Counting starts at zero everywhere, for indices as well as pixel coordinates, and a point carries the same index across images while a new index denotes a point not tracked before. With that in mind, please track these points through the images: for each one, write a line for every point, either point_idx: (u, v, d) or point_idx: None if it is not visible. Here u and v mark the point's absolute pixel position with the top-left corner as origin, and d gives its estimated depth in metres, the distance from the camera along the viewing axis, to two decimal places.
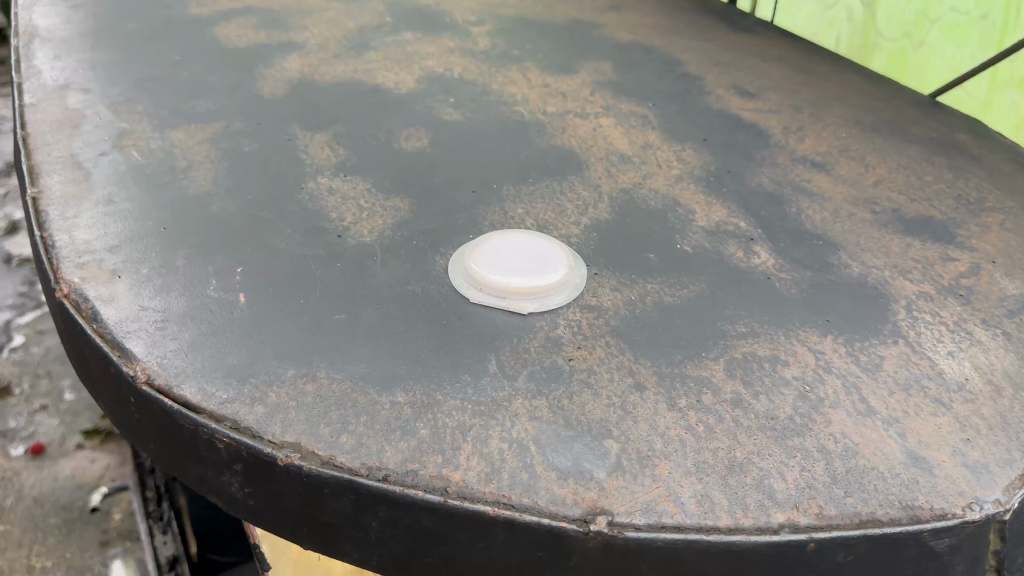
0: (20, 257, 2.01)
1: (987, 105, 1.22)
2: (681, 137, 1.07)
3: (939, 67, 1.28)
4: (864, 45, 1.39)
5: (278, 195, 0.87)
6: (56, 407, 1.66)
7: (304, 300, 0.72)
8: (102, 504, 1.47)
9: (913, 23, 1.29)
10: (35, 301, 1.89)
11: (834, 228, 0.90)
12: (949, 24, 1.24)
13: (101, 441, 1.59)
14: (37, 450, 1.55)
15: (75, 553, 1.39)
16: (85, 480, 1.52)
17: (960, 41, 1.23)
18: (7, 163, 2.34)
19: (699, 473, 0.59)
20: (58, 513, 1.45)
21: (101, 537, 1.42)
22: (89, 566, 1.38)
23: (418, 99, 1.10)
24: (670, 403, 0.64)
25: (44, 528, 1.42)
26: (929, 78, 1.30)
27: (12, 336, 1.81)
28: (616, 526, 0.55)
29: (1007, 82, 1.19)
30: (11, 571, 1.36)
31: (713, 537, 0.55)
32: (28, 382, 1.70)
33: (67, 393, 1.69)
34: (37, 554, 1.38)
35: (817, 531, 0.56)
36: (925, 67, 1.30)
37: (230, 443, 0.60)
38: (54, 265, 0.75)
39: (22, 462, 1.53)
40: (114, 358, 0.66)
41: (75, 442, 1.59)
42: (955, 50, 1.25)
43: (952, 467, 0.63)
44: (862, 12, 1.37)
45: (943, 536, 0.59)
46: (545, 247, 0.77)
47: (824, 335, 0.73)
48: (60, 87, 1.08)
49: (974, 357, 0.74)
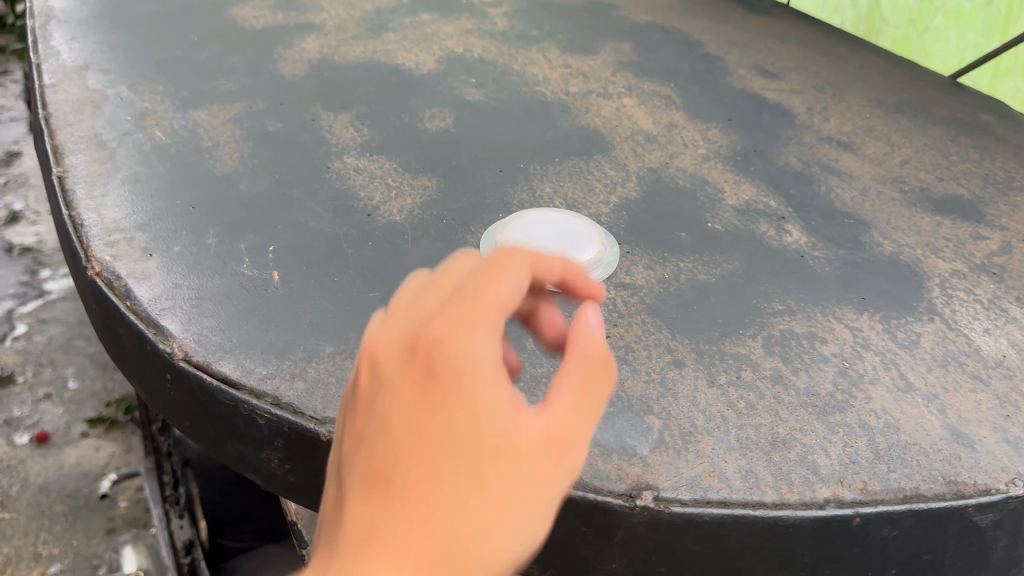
0: (21, 246, 2.00)
1: (992, 91, 1.22)
2: (705, 117, 1.06)
3: (943, 54, 1.27)
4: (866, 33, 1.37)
5: (306, 173, 0.86)
6: (60, 395, 1.66)
7: (338, 278, 0.72)
8: (111, 491, 1.47)
9: (916, 10, 1.28)
10: (37, 291, 1.88)
11: (864, 207, 0.89)
12: (954, 10, 1.23)
13: (106, 429, 1.58)
14: (42, 439, 1.55)
15: (80, 541, 1.39)
16: (91, 467, 1.52)
17: (965, 28, 1.22)
18: (13, 150, 2.33)
19: (742, 449, 0.59)
20: (64, 500, 1.45)
21: (107, 526, 1.42)
22: (96, 554, 1.38)
23: (440, 79, 1.10)
24: (710, 379, 0.64)
25: (50, 516, 1.42)
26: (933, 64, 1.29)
27: (14, 325, 1.80)
28: (662, 501, 0.54)
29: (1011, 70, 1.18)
30: (17, 558, 1.36)
31: (759, 511, 0.55)
32: (31, 370, 1.69)
33: (70, 381, 1.68)
34: (44, 542, 1.39)
35: (863, 506, 0.56)
36: (928, 54, 1.30)
37: (272, 419, 0.59)
38: (84, 243, 0.74)
39: (28, 450, 1.54)
40: (150, 335, 0.65)
41: (79, 430, 1.59)
42: (959, 37, 1.24)
43: (993, 443, 0.63)
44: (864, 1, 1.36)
45: (988, 511, 0.59)
46: (574, 223, 0.77)
47: (860, 312, 0.73)
48: (79, 68, 1.07)
49: (1010, 333, 0.73)
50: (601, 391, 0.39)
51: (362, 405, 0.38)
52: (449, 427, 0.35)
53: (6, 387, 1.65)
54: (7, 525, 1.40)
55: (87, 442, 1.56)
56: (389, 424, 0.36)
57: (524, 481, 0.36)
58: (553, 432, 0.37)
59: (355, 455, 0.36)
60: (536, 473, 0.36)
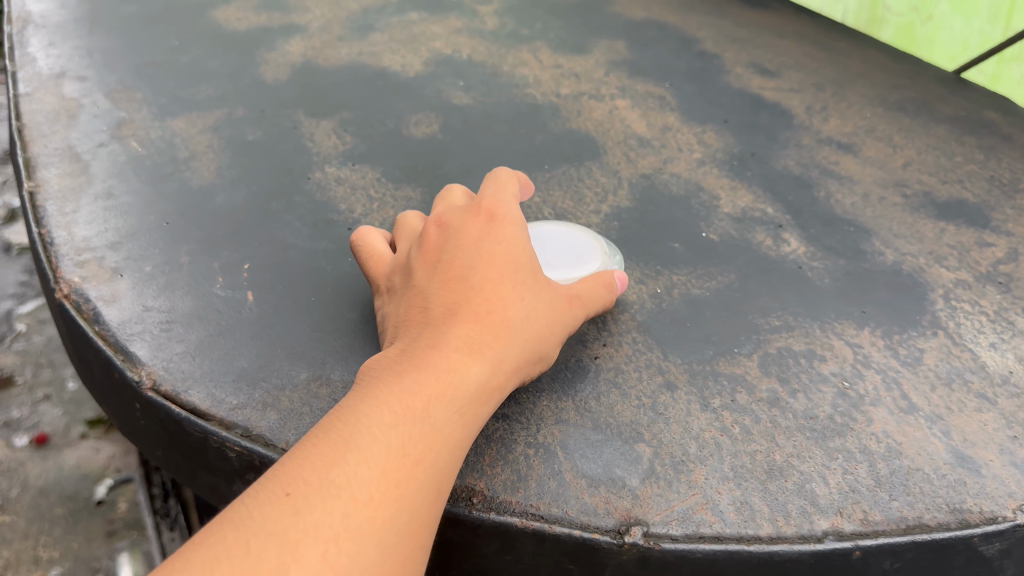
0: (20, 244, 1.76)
1: (996, 79, 1.17)
2: (701, 119, 1.03)
3: (947, 42, 1.22)
4: (869, 20, 1.32)
5: (285, 186, 0.83)
6: (60, 397, 1.46)
7: (315, 297, 0.69)
8: (108, 496, 1.29)
9: None
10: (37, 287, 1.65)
11: (865, 213, 0.86)
12: None
13: (107, 430, 1.41)
14: (43, 440, 1.34)
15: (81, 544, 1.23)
16: (91, 469, 1.34)
17: (969, 15, 1.18)
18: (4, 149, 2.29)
19: (737, 479, 0.56)
20: (64, 503, 1.27)
21: (107, 528, 1.25)
22: (96, 558, 1.22)
23: (427, 83, 1.06)
24: (703, 403, 0.61)
25: (50, 519, 1.25)
26: (936, 53, 1.25)
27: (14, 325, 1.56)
28: (652, 537, 0.52)
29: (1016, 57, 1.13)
30: (16, 564, 1.19)
31: (755, 546, 0.52)
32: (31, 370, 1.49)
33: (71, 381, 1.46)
34: (45, 544, 1.21)
35: (863, 538, 0.53)
36: (931, 42, 1.25)
37: (242, 452, 0.56)
38: (53, 263, 0.72)
39: (26, 453, 1.35)
40: (117, 362, 0.62)
41: (79, 432, 1.41)
42: (963, 24, 1.19)
43: (1000, 467, 0.60)
44: None
45: (994, 540, 0.56)
46: (573, 235, 0.70)
47: (861, 327, 0.70)
48: (56, 75, 1.04)
49: (1018, 347, 0.70)
50: (590, 303, 0.62)
51: (424, 271, 0.57)
52: (485, 299, 0.54)
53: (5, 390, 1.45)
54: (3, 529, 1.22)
55: (86, 445, 1.37)
56: (442, 285, 0.55)
57: (533, 333, 0.55)
58: (552, 301, 0.57)
59: (413, 306, 0.55)
60: (541, 330, 0.55)
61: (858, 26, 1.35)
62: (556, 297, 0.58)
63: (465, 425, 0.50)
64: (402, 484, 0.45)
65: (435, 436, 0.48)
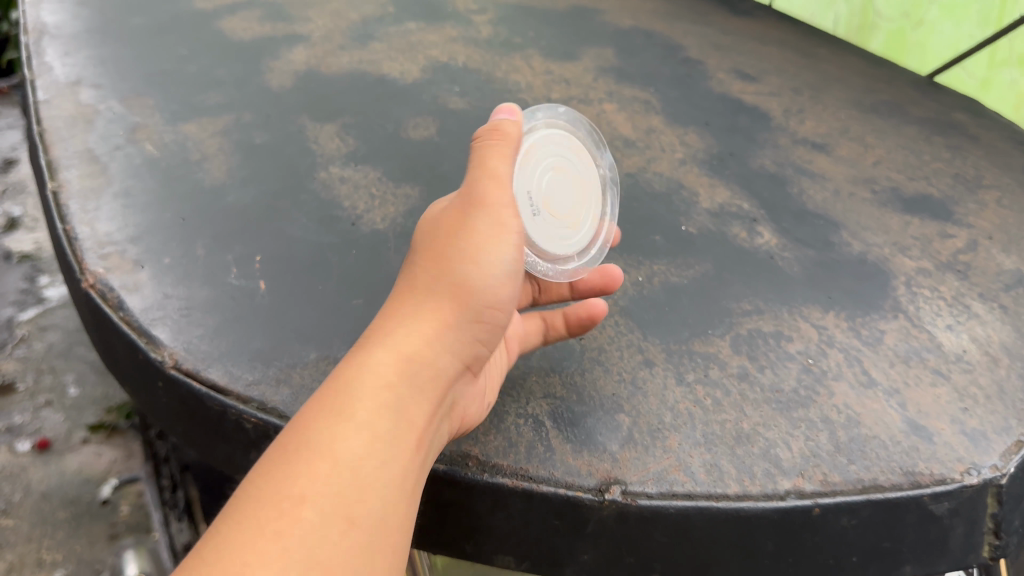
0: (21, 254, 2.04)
1: (987, 82, 1.23)
2: (684, 121, 1.09)
3: (939, 46, 1.28)
4: (863, 26, 1.39)
5: (292, 185, 0.89)
6: (60, 401, 1.69)
7: (322, 286, 0.74)
8: (113, 496, 1.50)
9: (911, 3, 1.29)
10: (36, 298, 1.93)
11: (835, 208, 0.92)
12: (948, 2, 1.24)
13: (107, 435, 1.61)
14: (42, 445, 1.56)
15: (84, 548, 1.41)
16: (92, 473, 1.54)
17: (959, 20, 1.23)
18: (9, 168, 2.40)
19: (708, 445, 0.61)
20: (67, 506, 1.47)
21: (110, 530, 1.44)
22: (101, 559, 1.40)
23: (425, 89, 1.12)
24: (679, 378, 0.67)
25: (53, 521, 1.43)
26: (928, 57, 1.31)
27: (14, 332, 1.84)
28: (629, 494, 0.57)
29: (1006, 61, 1.19)
30: (21, 565, 1.37)
31: (722, 503, 0.57)
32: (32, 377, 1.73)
33: (70, 389, 1.72)
34: (48, 547, 1.39)
35: (822, 497, 0.59)
36: (924, 47, 1.31)
37: (258, 423, 0.62)
38: (77, 256, 0.77)
39: (30, 457, 1.55)
40: (141, 345, 0.68)
41: (80, 437, 1.62)
42: (954, 29, 1.25)
43: (951, 435, 0.66)
44: None
45: (943, 499, 0.62)
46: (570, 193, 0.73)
47: (826, 311, 0.76)
48: (72, 83, 1.09)
49: (971, 329, 0.76)
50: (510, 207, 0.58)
51: None
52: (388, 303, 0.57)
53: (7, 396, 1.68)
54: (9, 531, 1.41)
55: (88, 450, 1.58)
56: None
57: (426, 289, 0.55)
58: (451, 229, 0.57)
59: None
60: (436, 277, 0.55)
61: (856, 31, 1.41)
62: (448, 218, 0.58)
63: (389, 373, 0.51)
64: (310, 440, 0.46)
65: (338, 393, 0.49)
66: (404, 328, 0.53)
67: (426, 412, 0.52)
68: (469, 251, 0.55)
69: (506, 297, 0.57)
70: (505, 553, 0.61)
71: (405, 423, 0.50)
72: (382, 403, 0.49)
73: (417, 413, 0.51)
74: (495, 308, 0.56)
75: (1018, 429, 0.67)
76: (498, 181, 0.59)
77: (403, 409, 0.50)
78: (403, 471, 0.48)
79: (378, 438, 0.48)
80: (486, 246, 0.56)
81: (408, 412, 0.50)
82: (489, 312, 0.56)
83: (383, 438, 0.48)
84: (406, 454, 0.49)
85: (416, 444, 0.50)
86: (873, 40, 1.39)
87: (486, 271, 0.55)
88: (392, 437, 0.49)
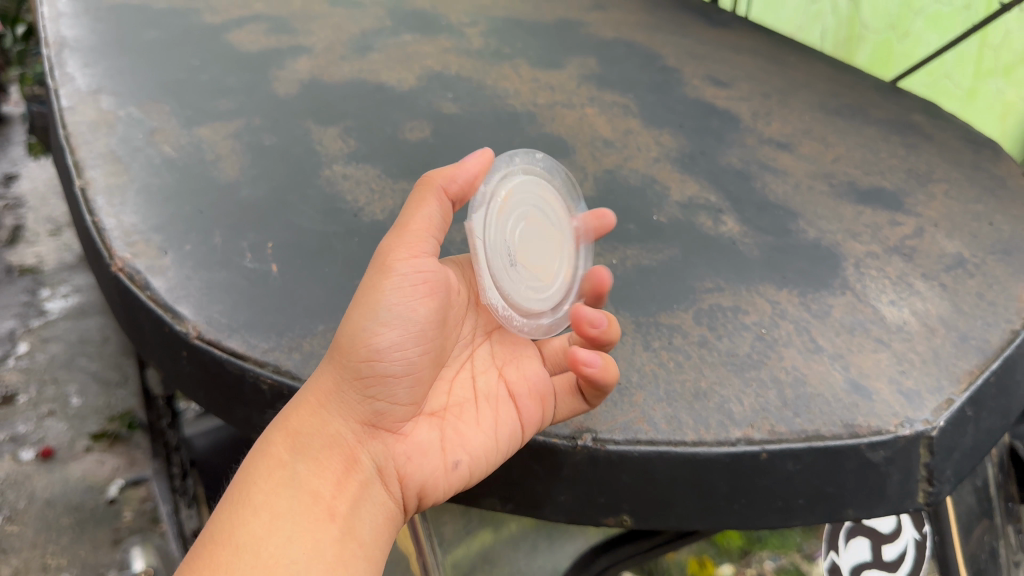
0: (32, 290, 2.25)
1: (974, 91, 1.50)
2: (660, 124, 1.18)
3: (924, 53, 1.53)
4: (852, 38, 1.65)
5: (299, 181, 0.98)
6: (62, 411, 2.09)
7: (329, 268, 0.83)
8: (117, 497, 1.84)
9: (897, 16, 1.54)
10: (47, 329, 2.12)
11: (794, 200, 1.00)
12: (933, 15, 1.48)
13: (109, 445, 1.98)
14: (48, 454, 1.94)
15: (88, 550, 1.73)
16: (94, 481, 1.89)
17: (944, 30, 1.47)
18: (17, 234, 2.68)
19: (669, 400, 0.70)
20: (70, 514, 1.80)
21: (113, 536, 1.75)
22: (102, 558, 1.71)
23: (420, 95, 1.21)
24: (646, 344, 0.76)
25: (58, 528, 1.77)
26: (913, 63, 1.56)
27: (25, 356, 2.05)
28: (599, 441, 0.66)
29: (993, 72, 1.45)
30: (28, 567, 1.69)
31: (679, 447, 0.66)
32: (36, 390, 2.14)
33: (71, 399, 2.12)
34: (52, 553, 1.71)
35: (769, 443, 0.67)
36: (910, 54, 1.56)
37: (273, 384, 0.70)
38: (106, 243, 0.85)
39: (35, 465, 1.92)
40: (167, 319, 0.76)
41: (82, 444, 1.99)
42: (939, 38, 1.49)
43: (888, 393, 0.74)
44: (847, 9, 1.63)
45: (879, 448, 0.69)
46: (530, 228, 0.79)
47: (780, 288, 0.85)
48: (92, 92, 1.18)
49: (912, 304, 0.85)
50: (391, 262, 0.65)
51: None
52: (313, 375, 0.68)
53: (14, 405, 2.09)
54: (21, 535, 1.75)
55: (91, 457, 1.95)
56: None
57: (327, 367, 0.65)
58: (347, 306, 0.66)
59: None
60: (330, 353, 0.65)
61: (844, 43, 1.67)
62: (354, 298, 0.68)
63: (283, 450, 0.63)
64: (222, 521, 0.59)
65: (250, 473, 0.62)
66: (299, 405, 0.64)
67: (328, 477, 0.62)
68: (346, 328, 0.64)
69: (400, 357, 0.65)
70: (491, 496, 0.72)
71: (306, 494, 0.60)
72: (280, 479, 0.61)
73: (317, 480, 0.61)
74: (382, 368, 0.64)
75: (949, 388, 0.74)
76: (392, 245, 0.66)
77: (299, 478, 0.61)
78: (304, 536, 0.58)
79: (277, 513, 0.59)
80: (358, 318, 0.63)
81: (304, 481, 0.61)
82: (374, 370, 0.64)
83: (281, 512, 0.59)
84: (311, 522, 0.59)
85: (321, 507, 0.60)
86: (860, 51, 1.65)
87: (356, 334, 0.63)
88: (291, 509, 0.59)
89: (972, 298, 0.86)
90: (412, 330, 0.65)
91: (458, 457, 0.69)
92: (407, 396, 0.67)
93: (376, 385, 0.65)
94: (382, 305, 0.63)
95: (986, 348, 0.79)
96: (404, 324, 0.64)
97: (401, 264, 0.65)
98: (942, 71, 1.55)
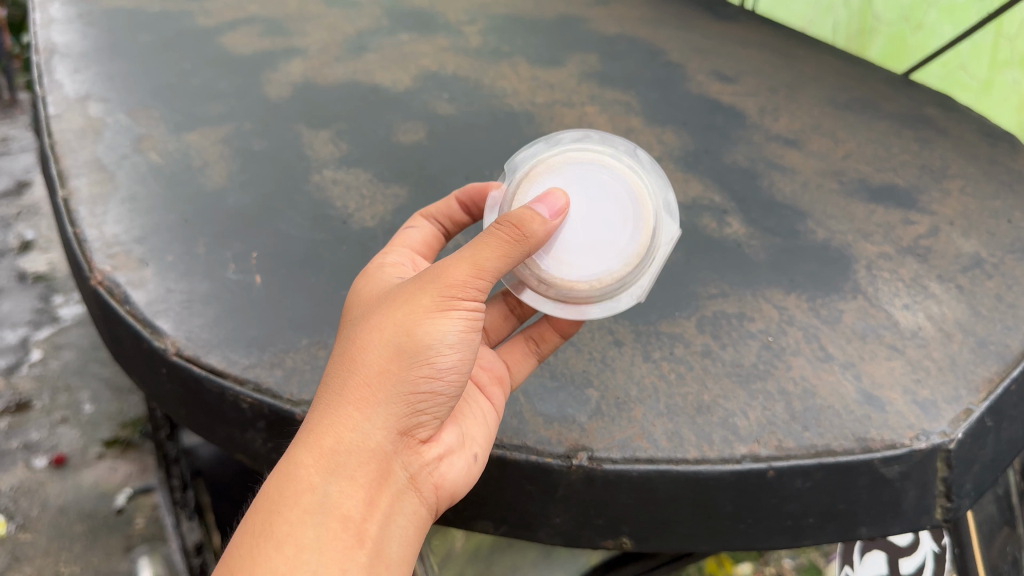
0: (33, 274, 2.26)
1: (989, 84, 1.31)
2: (663, 121, 1.14)
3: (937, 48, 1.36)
4: (862, 31, 1.48)
5: (289, 187, 0.95)
6: (75, 418, 1.87)
7: (315, 279, 0.80)
8: (127, 506, 1.65)
9: (911, 7, 1.37)
10: (49, 317, 2.12)
11: (802, 199, 0.97)
12: (947, 6, 1.31)
13: (121, 450, 1.78)
14: (59, 461, 1.74)
15: (101, 559, 1.56)
16: (107, 487, 1.70)
17: (959, 23, 1.30)
18: None
19: (670, 415, 0.68)
20: (83, 521, 1.63)
21: (125, 543, 1.59)
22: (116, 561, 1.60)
23: (414, 96, 1.18)
24: (645, 355, 0.74)
25: (71, 536, 1.59)
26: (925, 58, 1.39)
27: (30, 350, 2.02)
28: (595, 460, 0.64)
29: (1007, 62, 1.27)
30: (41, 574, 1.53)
31: (681, 466, 0.63)
32: (47, 396, 1.91)
33: (84, 405, 1.90)
34: (65, 560, 1.55)
35: (776, 460, 0.63)
36: (923, 48, 1.38)
37: (254, 402, 0.68)
38: (86, 256, 0.83)
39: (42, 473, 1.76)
40: (146, 335, 0.73)
41: (94, 451, 1.78)
42: (953, 31, 1.32)
43: (903, 404, 0.69)
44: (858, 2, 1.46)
45: (892, 463, 0.65)
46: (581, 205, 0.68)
47: (788, 292, 0.81)
48: (81, 98, 1.15)
49: (927, 308, 0.80)
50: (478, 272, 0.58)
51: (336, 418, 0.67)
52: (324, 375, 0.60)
53: (25, 411, 1.86)
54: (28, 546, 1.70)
55: (104, 464, 1.75)
56: None
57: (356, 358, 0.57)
58: (387, 308, 0.59)
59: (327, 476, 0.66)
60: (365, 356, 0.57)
61: (853, 37, 1.51)
62: (395, 290, 0.60)
63: (315, 471, 0.54)
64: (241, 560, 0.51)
65: (272, 498, 0.54)
66: (334, 417, 0.56)
67: (361, 497, 0.56)
68: (401, 342, 0.57)
69: (452, 376, 0.60)
70: (483, 518, 0.69)
71: (337, 519, 0.54)
72: (307, 504, 0.54)
73: (348, 501, 0.55)
74: (435, 382, 0.59)
75: (967, 398, 0.70)
76: (456, 256, 0.58)
77: (331, 501, 0.54)
78: (336, 568, 0.52)
79: (304, 546, 0.52)
80: (413, 327, 0.57)
81: (337, 504, 0.54)
82: (426, 387, 0.59)
83: (308, 544, 0.52)
84: (341, 551, 0.53)
85: (352, 530, 0.54)
86: (873, 44, 1.47)
87: (421, 351, 0.57)
88: (320, 539, 0.53)
89: (990, 300, 0.82)
90: (464, 345, 0.60)
91: (477, 451, 0.64)
92: (445, 407, 0.62)
93: (424, 401, 0.59)
94: (442, 318, 0.58)
95: (1006, 354, 0.75)
96: (463, 341, 0.59)
97: (461, 277, 0.58)
98: (957, 62, 1.34)
